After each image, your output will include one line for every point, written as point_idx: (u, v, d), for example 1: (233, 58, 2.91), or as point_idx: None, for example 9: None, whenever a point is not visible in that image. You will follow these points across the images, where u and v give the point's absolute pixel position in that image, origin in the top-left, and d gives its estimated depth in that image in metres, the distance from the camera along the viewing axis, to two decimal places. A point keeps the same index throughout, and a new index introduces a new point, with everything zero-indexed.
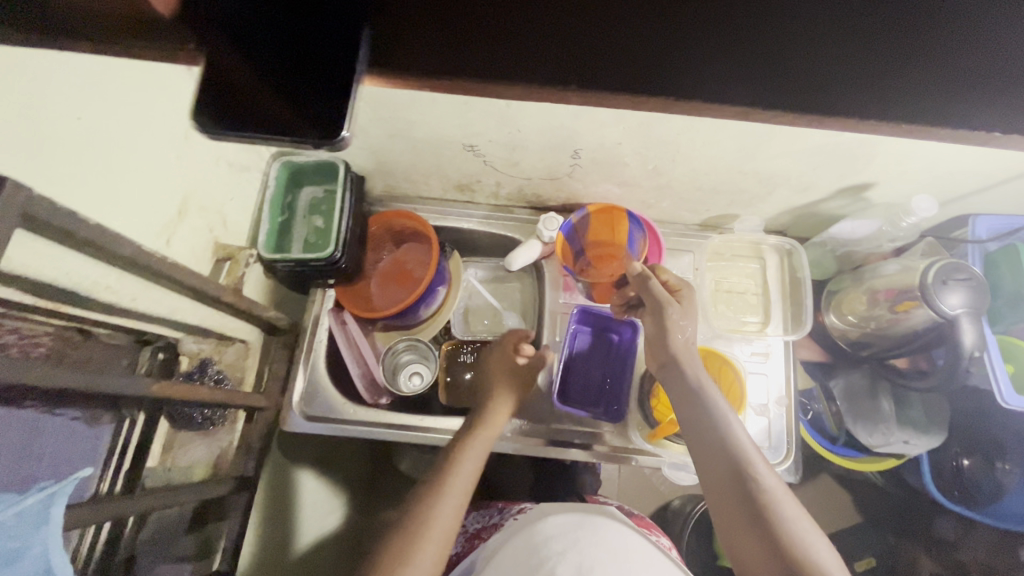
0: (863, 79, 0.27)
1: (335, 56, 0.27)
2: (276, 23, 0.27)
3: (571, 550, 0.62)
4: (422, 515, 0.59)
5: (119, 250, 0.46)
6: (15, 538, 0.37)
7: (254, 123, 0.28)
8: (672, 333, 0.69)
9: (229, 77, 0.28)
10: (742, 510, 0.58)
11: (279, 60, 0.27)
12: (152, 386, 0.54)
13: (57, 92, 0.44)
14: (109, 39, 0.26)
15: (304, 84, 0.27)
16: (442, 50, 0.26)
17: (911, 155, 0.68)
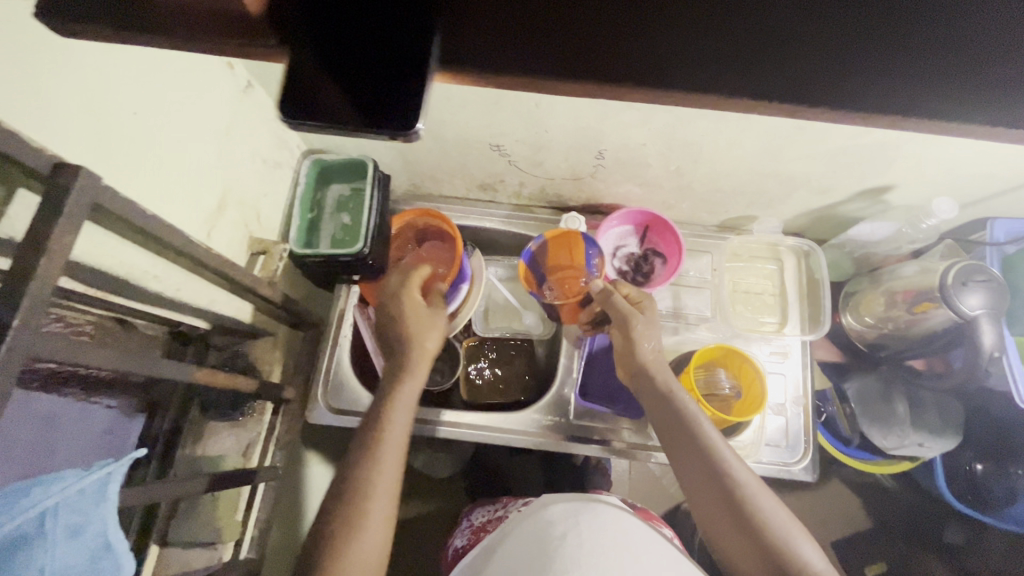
0: (940, 77, 0.26)
1: (401, 51, 0.27)
2: (349, 23, 0.27)
3: (571, 532, 0.63)
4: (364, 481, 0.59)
5: (171, 240, 0.48)
6: (78, 514, 0.38)
7: (319, 113, 0.28)
8: (640, 344, 0.73)
9: (300, 71, 0.28)
10: (722, 505, 0.61)
11: (351, 59, 0.28)
12: (195, 372, 0.56)
13: (120, 86, 0.46)
14: (197, 34, 0.27)
15: (372, 82, 0.28)
16: (503, 46, 0.28)
17: (933, 157, 0.69)
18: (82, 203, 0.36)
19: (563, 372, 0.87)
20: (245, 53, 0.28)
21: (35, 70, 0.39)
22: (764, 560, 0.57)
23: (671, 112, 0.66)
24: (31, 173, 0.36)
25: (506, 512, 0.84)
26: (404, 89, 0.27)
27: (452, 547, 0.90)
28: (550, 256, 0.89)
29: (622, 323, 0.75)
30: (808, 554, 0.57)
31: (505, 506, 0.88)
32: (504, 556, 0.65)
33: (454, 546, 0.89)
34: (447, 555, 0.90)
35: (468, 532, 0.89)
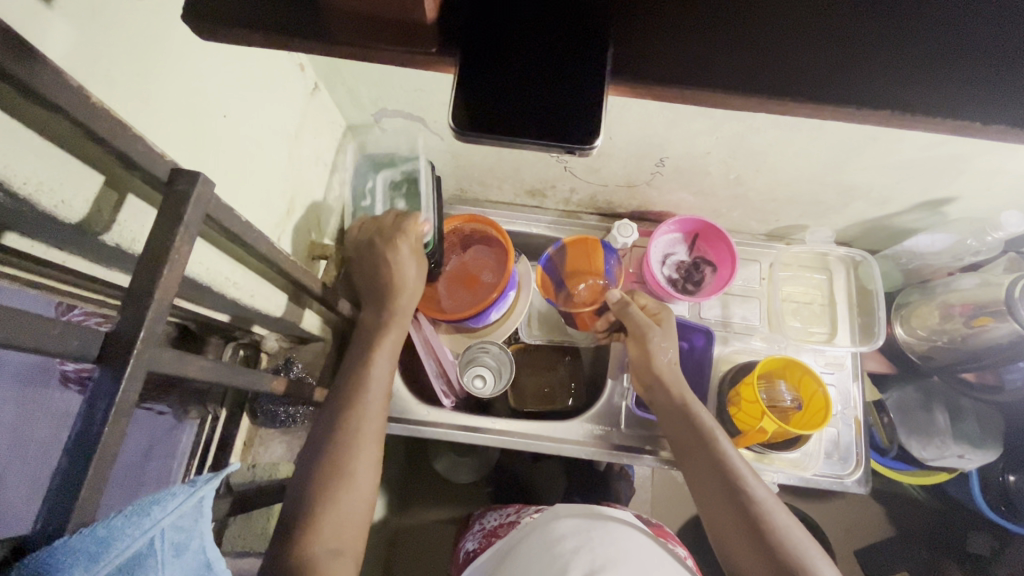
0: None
1: (569, 60, 0.27)
2: (519, 28, 0.27)
3: (584, 547, 0.62)
4: (349, 434, 0.59)
5: (260, 246, 0.47)
6: (179, 531, 0.36)
7: (484, 121, 0.27)
8: (655, 355, 0.72)
9: (466, 81, 0.27)
10: (735, 520, 0.59)
11: (520, 67, 0.27)
12: (271, 381, 0.55)
13: (215, 87, 0.45)
14: (367, 42, 0.27)
15: (537, 90, 0.27)
16: (657, 61, 0.27)
17: (1003, 169, 0.69)
18: (198, 211, 0.35)
19: (613, 382, 0.86)
20: (401, 61, 0.28)
21: (146, 70, 0.38)
22: None
23: (744, 120, 0.65)
24: (150, 180, 0.35)
25: (520, 517, 0.82)
26: (577, 99, 0.27)
27: (463, 550, 0.88)
28: (568, 261, 0.90)
29: (639, 333, 0.75)
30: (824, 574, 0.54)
31: (518, 512, 0.86)
32: (522, 563, 0.64)
33: (465, 549, 0.88)
34: (457, 557, 0.89)
35: (479, 536, 0.87)
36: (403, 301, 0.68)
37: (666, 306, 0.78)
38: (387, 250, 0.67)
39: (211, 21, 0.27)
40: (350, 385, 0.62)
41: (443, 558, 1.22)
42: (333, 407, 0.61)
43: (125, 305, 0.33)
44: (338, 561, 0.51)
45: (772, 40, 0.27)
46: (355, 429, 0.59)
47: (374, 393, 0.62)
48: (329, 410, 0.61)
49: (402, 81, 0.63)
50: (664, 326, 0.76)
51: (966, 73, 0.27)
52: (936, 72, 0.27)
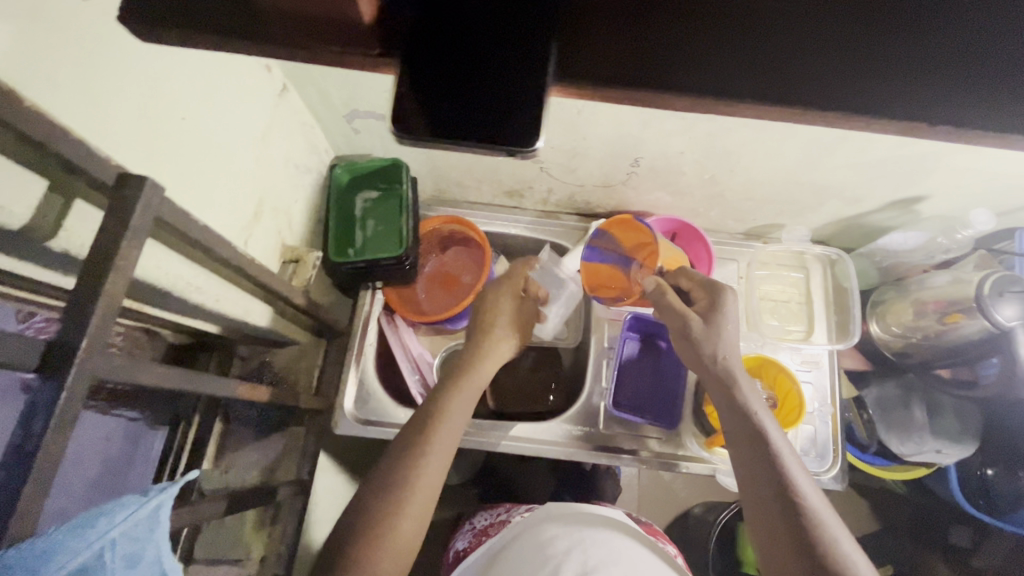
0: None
1: (507, 62, 0.26)
2: (461, 30, 0.26)
3: (576, 547, 0.60)
4: (412, 466, 0.55)
5: (220, 250, 0.46)
6: (132, 542, 0.35)
7: (424, 125, 0.27)
8: (701, 348, 0.61)
9: (404, 85, 0.27)
10: (787, 541, 0.50)
11: (460, 69, 0.26)
12: (237, 386, 0.54)
13: (171, 90, 0.45)
14: (307, 46, 0.27)
15: (474, 91, 0.27)
16: (600, 63, 0.27)
17: (972, 167, 0.69)
18: (146, 215, 0.35)
19: (591, 383, 0.86)
20: (337, 61, 0.27)
21: (90, 73, 0.37)
22: None
23: (715, 120, 0.65)
24: (95, 184, 0.34)
25: (510, 517, 0.82)
26: (519, 103, 0.26)
27: (452, 550, 0.88)
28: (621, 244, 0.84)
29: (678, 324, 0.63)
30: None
31: (508, 511, 0.86)
32: (511, 566, 0.63)
33: (454, 549, 0.87)
34: (447, 556, 0.89)
35: (469, 536, 0.87)
36: (504, 339, 0.69)
37: (719, 286, 0.63)
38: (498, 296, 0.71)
39: (147, 22, 0.26)
40: (432, 407, 0.61)
41: (430, 561, 1.21)
42: (410, 427, 0.59)
43: (71, 311, 0.32)
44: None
45: (723, 43, 0.27)
46: (421, 463, 0.56)
47: (455, 417, 0.60)
48: (400, 440, 0.59)
49: (372, 82, 0.63)
50: (720, 305, 0.62)
51: (906, 76, 0.27)
52: (878, 75, 0.27)
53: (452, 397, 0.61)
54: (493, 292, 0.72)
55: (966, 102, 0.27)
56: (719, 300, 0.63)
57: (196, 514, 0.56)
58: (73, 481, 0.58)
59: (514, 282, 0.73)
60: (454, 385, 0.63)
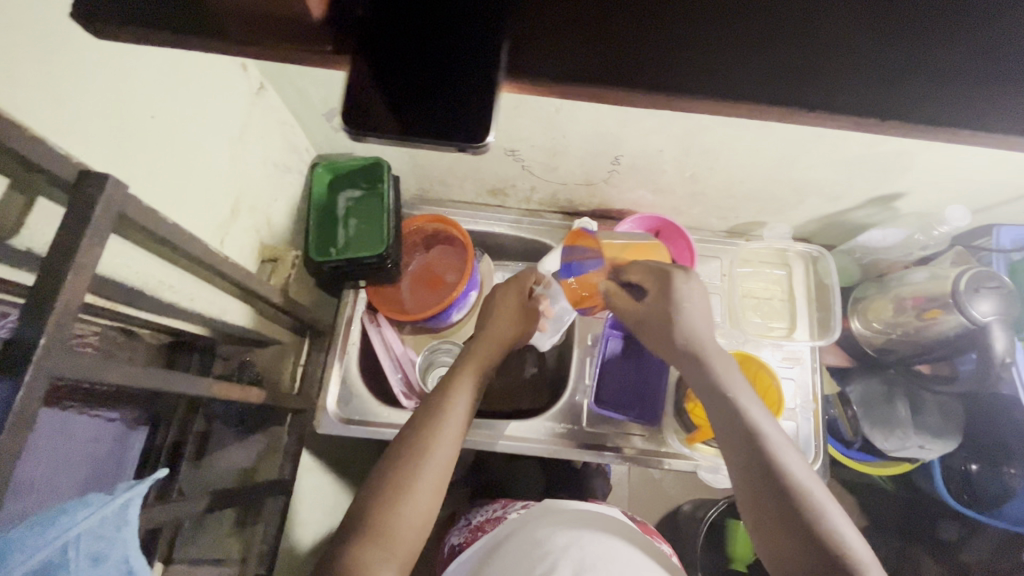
0: (972, 94, 0.27)
1: (455, 61, 0.27)
2: (412, 27, 0.26)
3: (573, 544, 0.60)
4: (422, 450, 0.58)
5: (191, 248, 0.46)
6: (99, 540, 0.36)
7: (375, 121, 0.27)
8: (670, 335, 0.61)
9: (357, 82, 0.27)
10: (775, 514, 0.50)
11: (411, 69, 0.27)
12: (211, 385, 0.54)
13: (140, 89, 0.45)
14: (258, 42, 0.27)
15: (425, 90, 0.27)
16: (552, 57, 0.27)
17: (947, 164, 0.70)
18: (108, 214, 0.35)
19: (575, 379, 0.86)
20: (292, 57, 0.27)
21: (52, 70, 0.37)
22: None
23: (691, 119, 0.65)
24: (55, 181, 0.34)
25: (506, 513, 0.82)
26: (471, 98, 0.27)
27: (448, 545, 0.88)
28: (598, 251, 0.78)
29: (639, 316, 0.64)
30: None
31: (506, 506, 0.86)
32: (505, 562, 0.62)
33: (450, 544, 0.87)
34: (442, 552, 0.89)
35: (465, 530, 0.87)
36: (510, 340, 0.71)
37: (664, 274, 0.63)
38: (505, 300, 0.73)
39: (96, 18, 0.26)
40: (437, 401, 0.62)
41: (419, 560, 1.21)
42: (417, 420, 0.61)
43: (30, 309, 0.32)
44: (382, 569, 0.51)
45: (677, 45, 0.27)
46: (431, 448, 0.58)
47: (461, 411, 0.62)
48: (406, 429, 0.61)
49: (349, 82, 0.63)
50: (676, 291, 0.61)
51: (856, 74, 0.27)
52: (827, 72, 0.27)
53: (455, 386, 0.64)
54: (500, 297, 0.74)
55: (916, 96, 0.27)
56: (673, 284, 0.62)
57: (172, 513, 0.56)
58: (50, 487, 0.56)
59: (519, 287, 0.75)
60: (460, 375, 0.65)
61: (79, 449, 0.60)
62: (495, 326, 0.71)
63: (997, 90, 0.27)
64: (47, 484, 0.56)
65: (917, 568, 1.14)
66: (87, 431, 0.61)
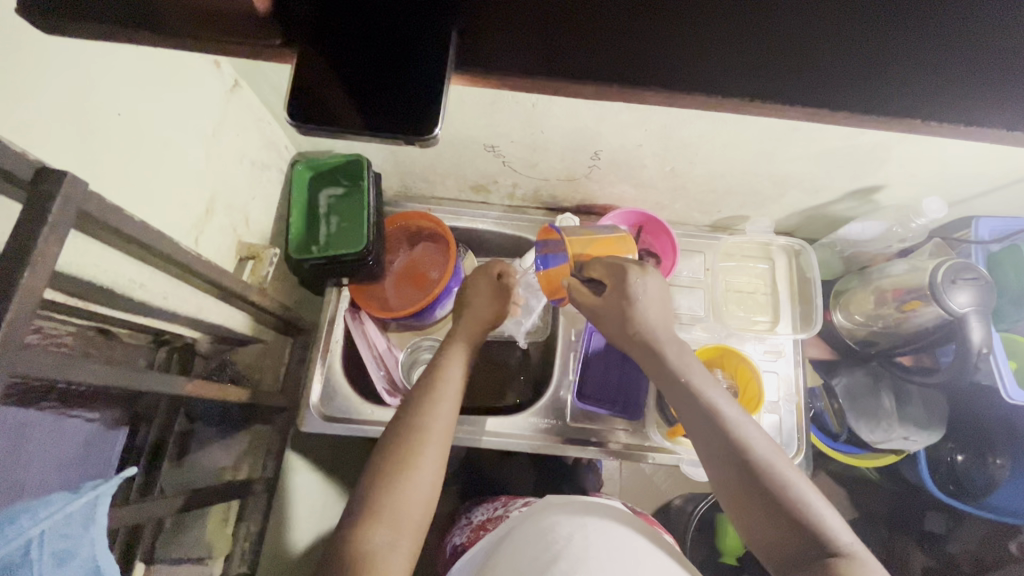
0: (918, 85, 0.27)
1: (409, 61, 0.27)
2: (364, 26, 0.27)
3: (577, 533, 0.60)
4: (410, 444, 0.58)
5: (159, 246, 0.46)
6: (65, 540, 0.37)
7: (328, 119, 0.27)
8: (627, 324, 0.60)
9: (310, 78, 0.27)
10: (749, 497, 0.51)
11: (364, 64, 0.27)
12: (185, 384, 0.54)
13: (106, 86, 0.44)
14: (208, 36, 0.27)
15: (378, 87, 0.27)
16: (500, 49, 0.28)
17: (923, 157, 0.70)
18: (67, 211, 0.35)
19: (559, 374, 0.86)
20: (241, 53, 0.28)
21: (11, 68, 0.37)
22: (800, 551, 0.47)
23: (669, 113, 0.65)
24: (12, 179, 0.34)
25: (507, 511, 0.81)
26: (421, 97, 0.27)
27: (451, 544, 0.88)
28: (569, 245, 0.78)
29: (597, 311, 0.63)
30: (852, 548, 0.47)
31: (506, 505, 0.85)
32: (509, 555, 0.62)
33: (452, 544, 0.87)
34: (445, 552, 0.89)
35: (467, 530, 0.87)
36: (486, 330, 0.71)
37: (620, 268, 0.61)
38: (473, 291, 0.73)
39: (44, 13, 0.26)
40: (421, 395, 0.63)
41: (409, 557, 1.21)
42: (402, 415, 0.62)
43: None
44: (389, 559, 0.52)
45: (630, 31, 0.27)
46: (421, 438, 0.59)
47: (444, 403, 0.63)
48: (394, 422, 0.62)
49: None
50: (629, 285, 0.60)
51: (806, 67, 0.27)
52: (778, 62, 0.27)
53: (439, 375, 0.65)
54: (467, 289, 0.74)
55: (864, 85, 0.27)
56: (628, 281, 0.61)
57: (154, 510, 0.56)
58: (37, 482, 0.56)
59: (485, 275, 0.74)
60: (439, 370, 0.66)
61: (71, 451, 0.60)
62: (472, 315, 0.71)
63: (949, 79, 0.27)
64: (39, 485, 0.56)
65: (906, 558, 1.15)
66: (79, 431, 0.62)
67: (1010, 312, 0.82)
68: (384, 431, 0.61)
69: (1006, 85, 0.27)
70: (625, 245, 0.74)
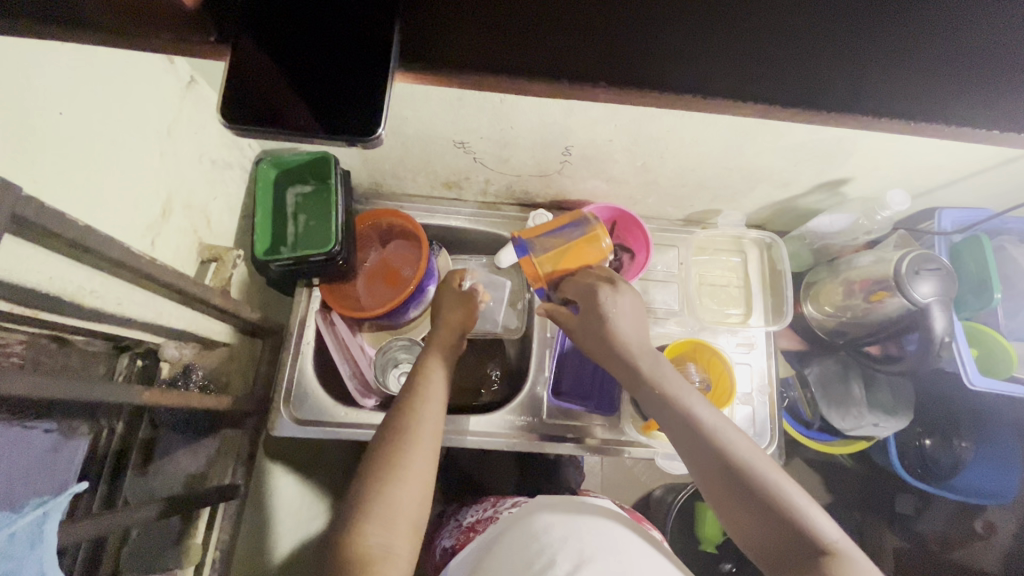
0: (858, 74, 0.27)
1: (355, 63, 0.28)
2: (312, 21, 0.27)
3: (572, 537, 0.59)
4: (395, 452, 0.57)
5: (106, 250, 0.44)
6: (8, 561, 0.35)
7: (279, 122, 0.28)
8: (605, 338, 0.61)
9: (261, 81, 0.28)
10: (735, 505, 0.51)
11: (314, 63, 0.28)
12: (142, 393, 0.52)
13: (44, 83, 0.42)
14: (141, 33, 0.25)
15: (333, 85, 0.28)
16: (444, 45, 0.27)
17: (884, 152, 0.71)
18: None
19: (535, 372, 0.86)
20: (183, 52, 0.27)
21: None
22: (790, 558, 0.47)
23: (637, 108, 0.65)
24: None
25: (494, 513, 0.80)
26: (369, 87, 0.28)
27: (439, 548, 0.87)
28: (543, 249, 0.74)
29: (574, 329, 0.64)
30: (839, 542, 0.46)
31: (495, 505, 0.84)
32: (501, 559, 0.61)
33: (441, 546, 0.86)
34: (433, 554, 0.88)
35: (457, 532, 0.86)
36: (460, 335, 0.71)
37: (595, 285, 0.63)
38: (440, 302, 0.74)
39: None
40: (404, 404, 0.62)
41: None
42: (387, 425, 0.61)
43: None
44: (386, 562, 0.51)
45: (578, 24, 0.26)
46: (406, 446, 0.58)
47: (427, 407, 0.62)
48: (378, 434, 0.60)
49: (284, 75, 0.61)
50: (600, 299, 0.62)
51: (752, 60, 0.27)
52: (718, 56, 0.27)
53: (420, 381, 0.64)
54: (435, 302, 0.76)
55: (808, 79, 0.28)
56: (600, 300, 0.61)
57: (121, 521, 0.54)
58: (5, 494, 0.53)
59: (449, 284, 0.76)
60: (420, 380, 0.65)
61: (36, 463, 0.57)
62: (441, 325, 0.71)
63: (894, 74, 0.27)
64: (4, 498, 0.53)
65: (879, 540, 1.17)
66: (44, 442, 0.58)
67: (972, 300, 0.82)
68: (370, 443, 0.60)
69: (962, 82, 0.27)
70: (594, 248, 0.73)
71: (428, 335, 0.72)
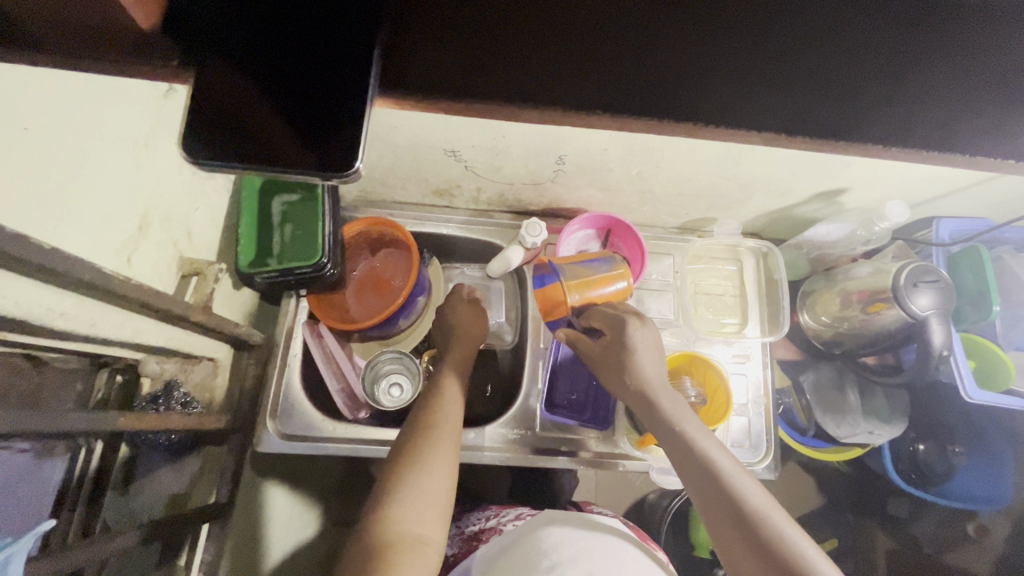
0: (850, 102, 0.27)
1: (342, 91, 0.26)
2: (286, 39, 0.26)
3: (582, 558, 0.57)
4: (412, 463, 0.55)
5: (76, 273, 0.42)
6: None
7: (255, 150, 0.26)
8: (631, 366, 0.61)
9: (235, 106, 0.26)
10: (747, 552, 0.48)
11: (290, 86, 0.26)
12: (117, 418, 0.50)
13: (10, 99, 0.40)
14: (91, 55, 0.23)
15: (313, 111, 0.27)
16: (423, 73, 0.27)
17: (881, 164, 0.71)
18: None
19: (527, 383, 0.84)
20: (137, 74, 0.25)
21: None
22: None
23: None
24: None
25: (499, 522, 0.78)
26: (347, 107, 0.26)
27: None
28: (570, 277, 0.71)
29: (599, 355, 0.65)
30: None
31: (499, 515, 0.82)
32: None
33: None
34: None
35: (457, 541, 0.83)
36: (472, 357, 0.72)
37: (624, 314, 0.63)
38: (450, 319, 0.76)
39: None
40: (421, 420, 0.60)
41: None
42: (402, 440, 0.59)
43: None
44: (419, 551, 0.49)
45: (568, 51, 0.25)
46: (424, 457, 0.55)
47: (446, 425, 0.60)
48: (394, 447, 0.58)
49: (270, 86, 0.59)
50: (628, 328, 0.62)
51: (749, 83, 0.26)
52: (708, 83, 0.26)
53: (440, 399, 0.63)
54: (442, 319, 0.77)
55: (808, 104, 0.27)
56: (627, 329, 0.62)
57: (98, 551, 0.51)
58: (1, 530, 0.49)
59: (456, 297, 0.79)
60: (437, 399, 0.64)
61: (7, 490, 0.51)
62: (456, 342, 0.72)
63: (898, 99, 0.26)
64: None
65: (872, 544, 1.17)
66: (21, 464, 0.52)
67: (970, 312, 0.81)
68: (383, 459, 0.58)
69: (986, 102, 0.26)
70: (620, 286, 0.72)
71: (441, 357, 0.72)
